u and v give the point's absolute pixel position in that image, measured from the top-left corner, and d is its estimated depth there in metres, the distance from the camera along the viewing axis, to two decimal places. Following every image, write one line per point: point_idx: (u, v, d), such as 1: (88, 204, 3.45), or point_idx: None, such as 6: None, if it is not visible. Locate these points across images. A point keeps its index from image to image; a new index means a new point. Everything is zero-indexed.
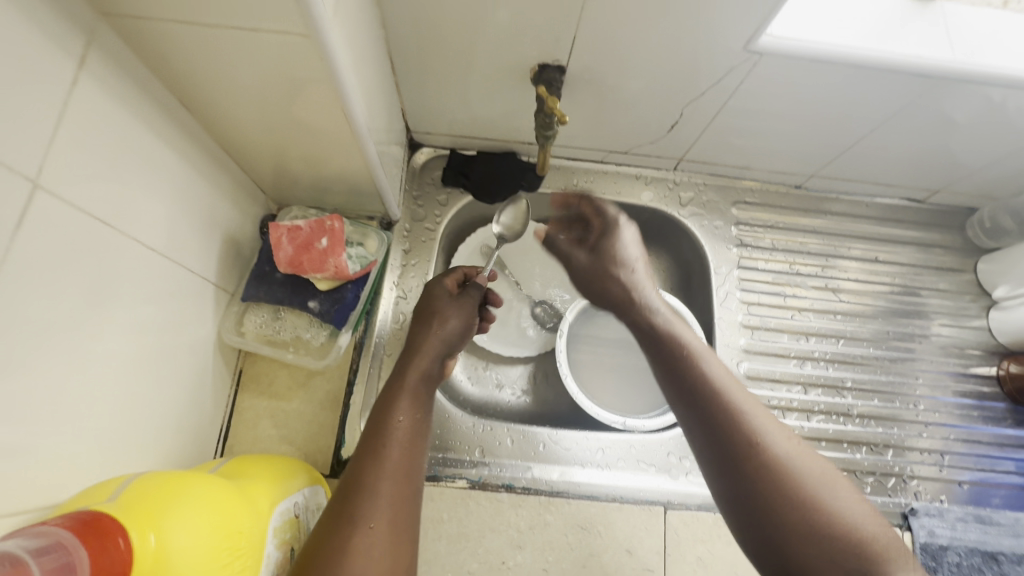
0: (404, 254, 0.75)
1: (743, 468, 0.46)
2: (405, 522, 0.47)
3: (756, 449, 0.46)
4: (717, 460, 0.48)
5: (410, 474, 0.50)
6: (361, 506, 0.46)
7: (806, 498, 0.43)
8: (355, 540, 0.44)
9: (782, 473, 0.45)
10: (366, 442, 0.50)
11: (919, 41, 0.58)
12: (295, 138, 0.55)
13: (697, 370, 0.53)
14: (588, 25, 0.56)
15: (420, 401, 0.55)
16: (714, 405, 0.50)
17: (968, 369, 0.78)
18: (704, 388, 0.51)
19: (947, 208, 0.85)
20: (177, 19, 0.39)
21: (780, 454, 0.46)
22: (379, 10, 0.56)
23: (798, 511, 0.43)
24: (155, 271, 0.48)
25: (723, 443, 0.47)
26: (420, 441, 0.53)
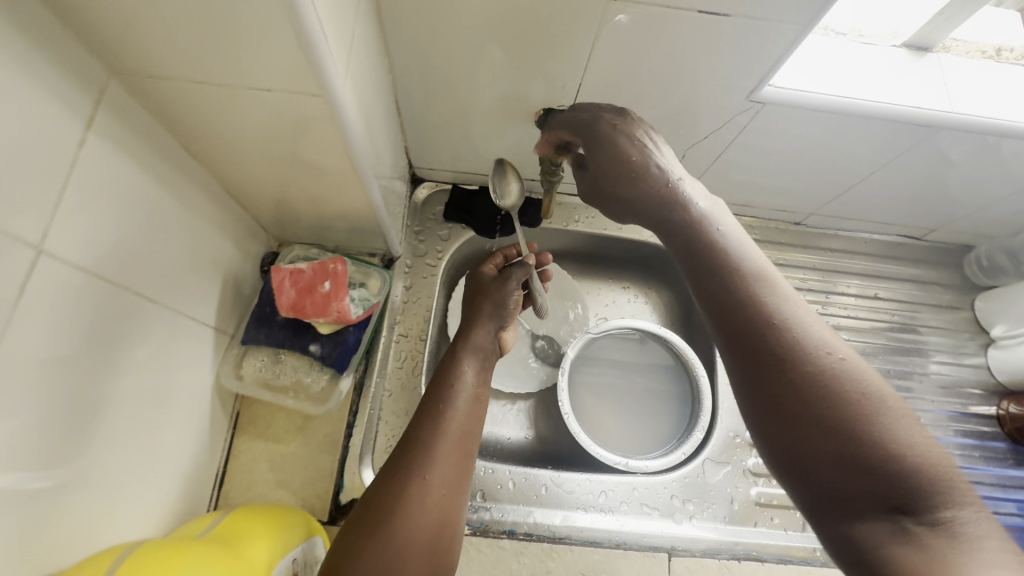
0: (405, 291, 0.75)
1: (778, 379, 0.38)
2: (458, 478, 0.55)
3: (803, 358, 0.38)
4: (748, 373, 0.40)
5: (466, 436, 0.57)
6: (420, 459, 0.53)
7: (857, 412, 0.36)
8: (412, 487, 0.51)
9: (826, 382, 0.37)
10: (429, 404, 0.58)
11: (918, 91, 0.59)
12: (302, 183, 0.55)
13: (733, 279, 0.43)
14: (593, 72, 0.57)
15: (478, 371, 0.63)
16: (749, 314, 0.41)
17: (969, 408, 0.79)
18: (739, 295, 0.42)
19: (944, 245, 0.86)
20: (188, 75, 0.39)
21: (829, 366, 0.38)
22: (387, 56, 0.57)
23: (842, 422, 0.35)
24: (156, 319, 0.47)
25: (758, 350, 0.40)
26: (478, 406, 0.61)
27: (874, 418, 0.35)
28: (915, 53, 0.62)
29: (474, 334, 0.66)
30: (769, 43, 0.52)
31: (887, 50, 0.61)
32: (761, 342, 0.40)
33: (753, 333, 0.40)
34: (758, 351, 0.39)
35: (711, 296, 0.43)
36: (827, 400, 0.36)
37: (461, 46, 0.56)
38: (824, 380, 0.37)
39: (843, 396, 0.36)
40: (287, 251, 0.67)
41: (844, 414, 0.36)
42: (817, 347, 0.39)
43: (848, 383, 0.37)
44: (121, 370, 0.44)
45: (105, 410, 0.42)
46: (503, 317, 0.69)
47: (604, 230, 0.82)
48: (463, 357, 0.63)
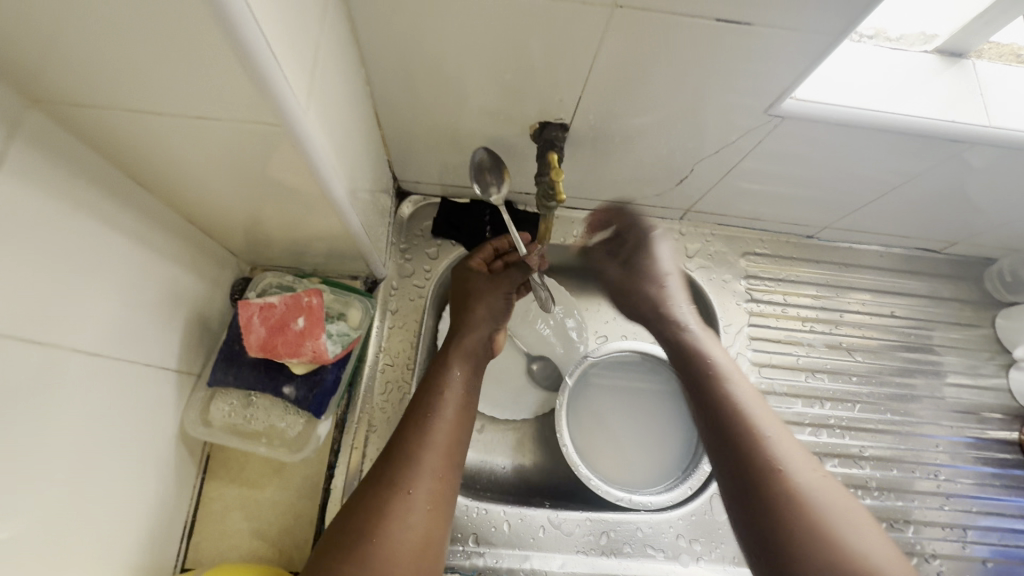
0: (391, 315, 0.69)
1: (757, 490, 0.49)
2: (443, 495, 0.47)
3: (778, 473, 0.49)
4: (732, 478, 0.51)
5: (455, 448, 0.50)
6: (404, 474, 0.46)
7: (819, 522, 0.45)
8: (394, 504, 0.44)
9: (796, 495, 0.47)
10: (414, 410, 0.51)
11: (952, 104, 0.54)
12: (270, 211, 0.50)
13: (727, 399, 0.56)
14: (593, 84, 0.52)
15: (469, 375, 0.56)
16: (738, 430, 0.53)
17: (988, 433, 0.76)
18: (731, 413, 0.54)
19: (964, 259, 0.82)
20: (123, 102, 0.34)
21: (801, 482, 0.48)
22: (364, 67, 0.51)
23: (806, 530, 0.45)
24: (101, 371, 0.42)
25: (740, 460, 0.51)
26: (468, 412, 0.53)
27: (835, 528, 0.45)
28: (948, 59, 0.57)
29: (465, 337, 0.59)
30: (793, 55, 0.47)
31: (916, 58, 0.56)
32: (745, 453, 0.51)
33: (740, 445, 0.52)
34: (743, 459, 0.51)
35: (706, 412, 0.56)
36: (796, 513, 0.46)
37: (445, 55, 0.50)
38: (794, 492, 0.48)
39: (809, 507, 0.47)
40: (259, 277, 0.62)
41: (808, 523, 0.45)
42: (789, 463, 0.50)
43: (816, 499, 0.47)
44: (62, 434, 0.39)
45: (47, 481, 0.37)
46: (495, 317, 0.62)
47: (605, 246, 0.76)
48: (453, 361, 0.56)
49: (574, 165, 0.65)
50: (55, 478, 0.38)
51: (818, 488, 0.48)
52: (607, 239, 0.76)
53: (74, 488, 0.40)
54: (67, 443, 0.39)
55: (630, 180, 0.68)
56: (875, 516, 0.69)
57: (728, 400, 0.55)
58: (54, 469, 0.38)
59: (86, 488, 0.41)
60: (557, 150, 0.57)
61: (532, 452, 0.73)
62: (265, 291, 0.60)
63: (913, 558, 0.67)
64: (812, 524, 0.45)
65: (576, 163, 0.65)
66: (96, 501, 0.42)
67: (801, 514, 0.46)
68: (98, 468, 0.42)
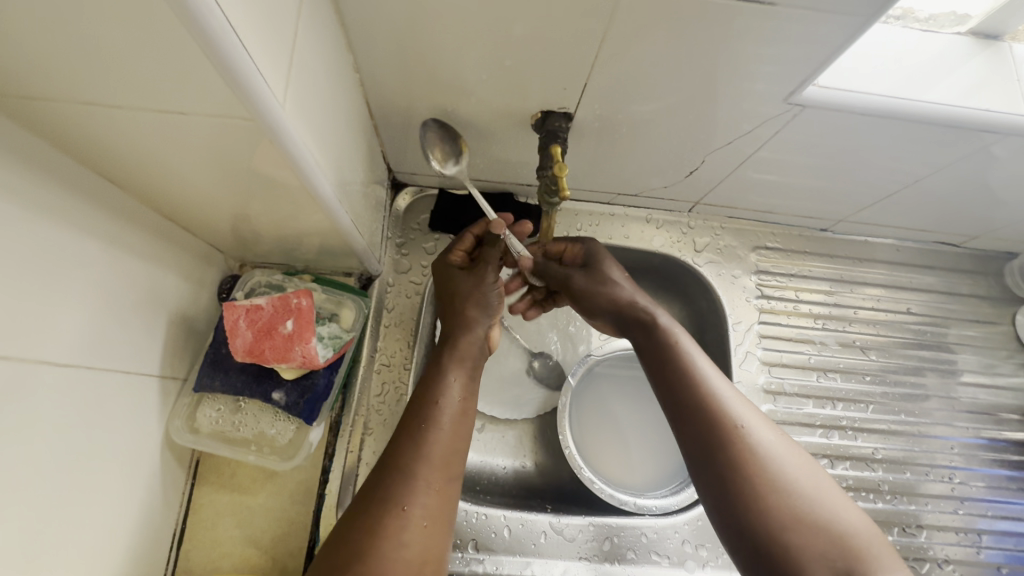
0: (387, 313, 0.67)
1: (717, 455, 0.45)
2: (442, 510, 0.44)
3: (737, 433, 0.45)
4: (691, 444, 0.46)
5: (451, 460, 0.47)
6: (399, 493, 0.43)
7: (781, 483, 0.43)
8: (388, 523, 0.42)
9: (757, 456, 0.44)
10: (408, 422, 0.48)
11: (985, 92, 0.51)
12: (253, 208, 0.47)
13: (679, 356, 0.51)
14: (599, 72, 0.48)
15: (465, 381, 0.53)
16: (694, 389, 0.48)
17: (1004, 435, 0.73)
18: (684, 372, 0.50)
19: (984, 253, 0.78)
20: (79, 96, 0.31)
21: (761, 441, 0.45)
22: (352, 52, 0.48)
23: (768, 492, 0.42)
24: (73, 383, 0.40)
25: (697, 422, 0.47)
26: (464, 422, 0.50)
27: (796, 485, 0.43)
28: (983, 40, 0.54)
29: (457, 340, 0.55)
30: (821, 38, 0.43)
31: (945, 42, 0.53)
32: (702, 415, 0.47)
33: (696, 405, 0.47)
34: (700, 422, 0.47)
35: (659, 370, 0.51)
36: (758, 476, 0.43)
37: (439, 39, 0.46)
38: (754, 454, 0.44)
39: (769, 467, 0.44)
40: (248, 275, 0.59)
41: (769, 485, 0.43)
42: (746, 421, 0.46)
43: (777, 458, 0.44)
44: (32, 452, 0.36)
45: (17, 502, 0.35)
46: (487, 313, 0.58)
47: (610, 239, 0.72)
48: (448, 366, 0.53)
49: (577, 156, 0.62)
50: (27, 498, 0.36)
51: (777, 445, 0.45)
52: (611, 233, 0.73)
53: (49, 507, 0.38)
54: (39, 460, 0.37)
55: (636, 172, 0.64)
56: (887, 520, 0.67)
57: (679, 357, 0.51)
58: (26, 488, 0.36)
59: (62, 505, 0.39)
60: (560, 141, 0.54)
61: (533, 452, 0.71)
62: (253, 290, 0.58)
63: (926, 563, 0.65)
64: (772, 484, 0.43)
65: (580, 154, 0.62)
66: (74, 518, 0.40)
67: (763, 476, 0.43)
68: (75, 483, 0.40)
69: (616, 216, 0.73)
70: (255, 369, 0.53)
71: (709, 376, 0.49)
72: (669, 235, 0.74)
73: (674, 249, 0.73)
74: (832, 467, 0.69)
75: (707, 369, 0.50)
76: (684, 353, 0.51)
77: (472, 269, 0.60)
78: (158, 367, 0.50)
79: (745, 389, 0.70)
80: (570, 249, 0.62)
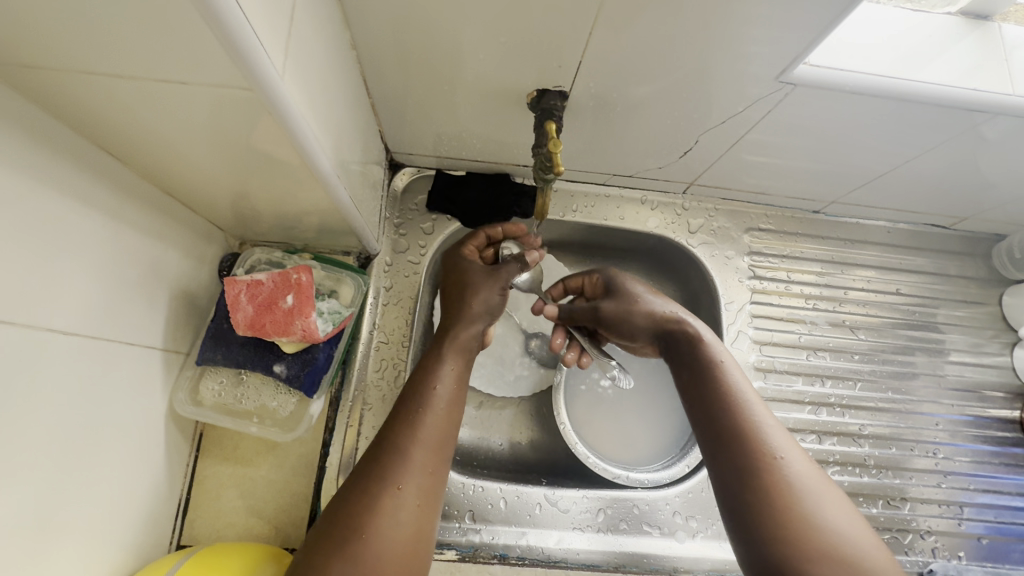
0: (385, 292, 0.68)
1: (748, 479, 0.44)
2: (432, 493, 0.46)
3: (771, 462, 0.44)
4: (722, 468, 0.46)
5: (442, 444, 0.48)
6: (393, 474, 0.44)
7: (812, 516, 0.41)
8: (383, 500, 0.43)
9: (790, 487, 0.43)
10: (403, 406, 0.49)
11: (972, 73, 0.51)
12: (252, 184, 0.48)
13: (720, 381, 0.50)
14: (593, 49, 0.49)
15: (458, 370, 0.54)
16: (732, 414, 0.48)
17: (988, 412, 0.75)
18: (723, 396, 0.49)
19: (973, 234, 0.79)
20: (80, 64, 0.31)
21: (793, 468, 0.44)
22: (348, 29, 0.48)
23: (797, 523, 0.41)
24: (76, 352, 0.41)
25: (730, 446, 0.46)
26: (457, 411, 0.51)
27: (827, 522, 0.41)
28: (972, 21, 0.54)
29: (454, 332, 0.56)
30: (812, 14, 0.44)
31: (934, 22, 0.53)
32: (737, 440, 0.46)
33: (732, 428, 0.47)
34: (732, 446, 0.46)
35: (697, 394, 0.51)
36: (786, 505, 0.42)
37: (435, 16, 0.46)
38: (788, 484, 0.43)
39: (801, 498, 0.42)
40: (248, 253, 0.60)
41: (799, 516, 0.41)
42: (781, 448, 0.45)
43: (812, 491, 0.43)
44: (40, 417, 0.38)
45: (23, 466, 0.36)
46: (490, 313, 0.58)
47: (604, 220, 0.73)
48: (445, 355, 0.54)
49: (573, 136, 0.62)
50: (33, 462, 0.37)
51: (814, 481, 0.44)
52: (607, 214, 0.74)
53: (56, 471, 0.39)
54: (44, 426, 0.38)
55: (631, 152, 0.65)
56: (872, 493, 0.69)
57: (719, 382, 0.50)
58: (31, 453, 0.37)
59: (70, 471, 0.40)
60: (555, 119, 0.54)
61: (529, 429, 0.73)
62: (253, 267, 0.59)
63: (909, 534, 0.67)
64: (801, 515, 0.41)
65: (576, 134, 0.62)
66: (81, 482, 0.41)
67: (794, 506, 0.42)
68: (82, 449, 0.41)
69: (611, 197, 0.74)
70: (256, 344, 0.54)
71: (749, 403, 0.49)
72: (663, 216, 0.75)
73: (668, 230, 0.74)
74: (820, 442, 0.70)
75: (750, 397, 0.49)
76: (725, 378, 0.51)
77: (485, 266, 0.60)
78: (160, 340, 0.51)
79: (736, 367, 0.72)
80: (588, 281, 0.65)
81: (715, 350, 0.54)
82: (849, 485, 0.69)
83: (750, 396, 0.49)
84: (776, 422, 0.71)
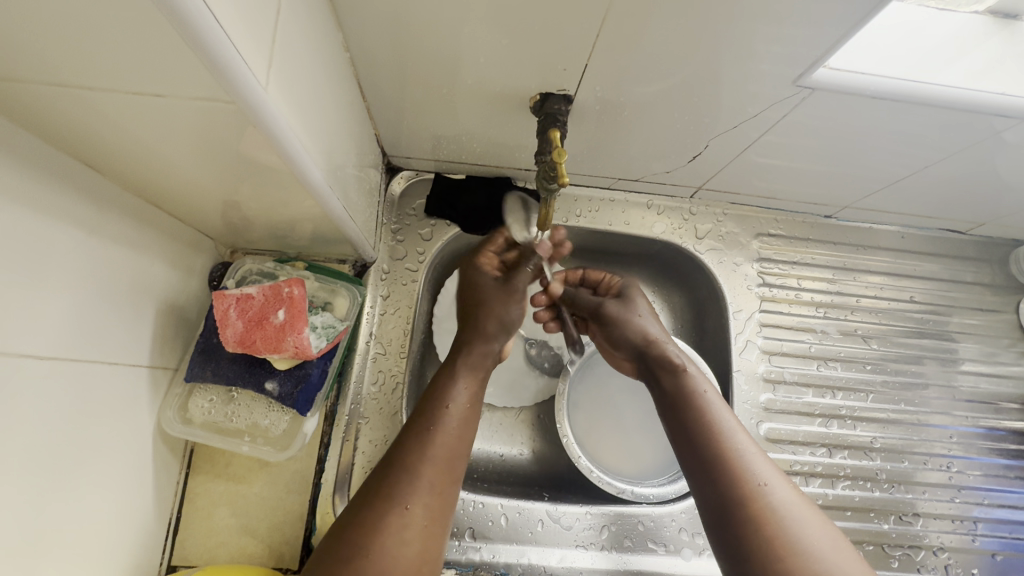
0: (383, 301, 0.66)
1: (733, 512, 0.43)
2: (441, 512, 0.44)
3: (754, 493, 0.43)
4: (706, 502, 0.45)
5: (454, 461, 0.47)
6: (400, 488, 0.43)
7: (800, 544, 0.40)
8: (389, 520, 0.42)
9: (774, 516, 0.42)
10: (414, 422, 0.49)
11: (1001, 76, 0.49)
12: (243, 195, 0.46)
13: (696, 409, 0.50)
14: (601, 51, 0.46)
15: (473, 388, 0.53)
16: (709, 442, 0.47)
17: (1002, 423, 0.73)
18: (699, 423, 0.48)
19: (989, 240, 0.77)
20: (47, 73, 0.29)
21: (776, 496, 0.43)
22: (341, 30, 0.45)
23: (786, 554, 0.40)
24: (59, 374, 0.39)
25: (713, 479, 0.45)
26: (469, 429, 0.50)
27: (815, 551, 0.40)
28: (1000, 20, 0.50)
29: (468, 347, 0.56)
30: (837, 14, 0.41)
31: (963, 19, 0.50)
32: (718, 472, 0.45)
33: (712, 457, 0.46)
34: (713, 477, 0.45)
35: (675, 424, 0.50)
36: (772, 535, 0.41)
37: (433, 17, 0.44)
38: (771, 512, 0.42)
39: (786, 526, 0.41)
40: (239, 262, 0.58)
41: (788, 546, 0.40)
42: (763, 476, 0.44)
43: (796, 519, 0.42)
44: (19, 446, 0.35)
45: (6, 500, 0.34)
46: (505, 330, 0.59)
47: (609, 225, 0.71)
48: (458, 372, 0.53)
49: (577, 139, 0.60)
50: (17, 495, 0.35)
51: (796, 506, 0.43)
52: (611, 219, 0.71)
53: (41, 503, 0.37)
54: (26, 455, 0.36)
55: (636, 157, 0.63)
56: (883, 509, 0.67)
57: (698, 408, 0.50)
58: (15, 483, 0.35)
59: (54, 500, 0.38)
60: (559, 124, 0.52)
61: (530, 440, 0.71)
62: (245, 278, 0.57)
63: (921, 551, 0.66)
64: (791, 546, 0.40)
65: (580, 138, 0.60)
66: (68, 511, 0.40)
67: (779, 535, 0.41)
68: (66, 477, 0.39)
69: (616, 201, 0.72)
70: (248, 359, 0.52)
71: (726, 429, 0.48)
72: (670, 221, 0.72)
73: (674, 236, 0.72)
74: (830, 456, 0.69)
75: (726, 421, 0.48)
76: (702, 405, 0.50)
77: (498, 280, 0.61)
78: (147, 357, 0.49)
79: (744, 377, 0.70)
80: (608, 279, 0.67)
81: (693, 378, 0.53)
82: (859, 500, 0.67)
83: (726, 421, 0.49)
84: (786, 435, 0.69)
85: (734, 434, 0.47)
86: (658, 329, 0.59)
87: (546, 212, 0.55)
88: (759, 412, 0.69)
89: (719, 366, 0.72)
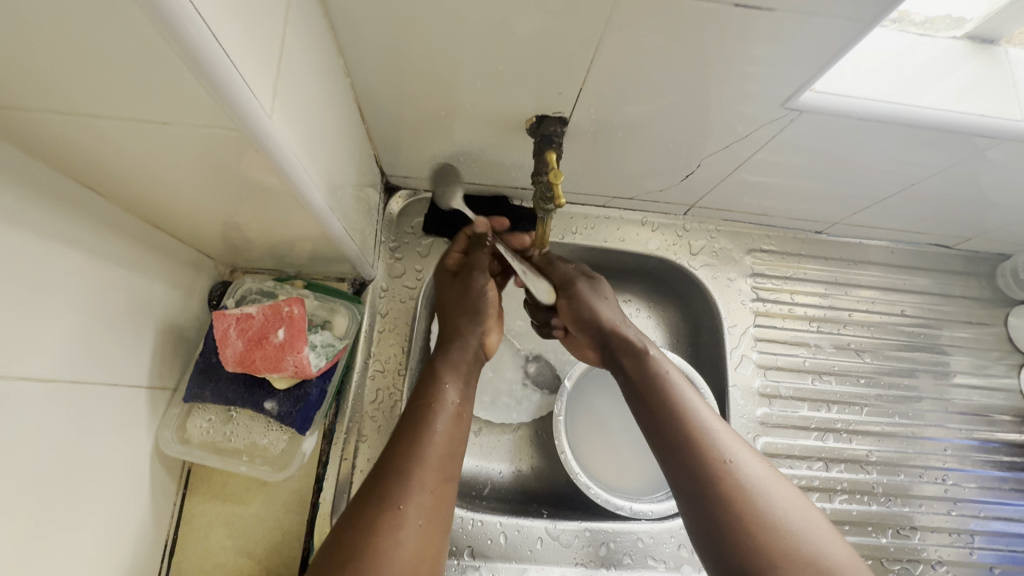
0: (381, 319, 0.66)
1: (705, 491, 0.44)
2: (439, 511, 0.45)
3: (725, 471, 0.45)
4: (680, 483, 0.46)
5: (447, 460, 0.47)
6: (394, 490, 0.44)
7: (771, 516, 0.42)
8: (385, 522, 0.42)
9: (745, 491, 0.43)
10: (404, 424, 0.49)
11: (980, 98, 0.50)
12: (243, 215, 0.46)
13: (667, 395, 0.51)
14: (595, 76, 0.48)
15: (462, 386, 0.54)
16: (681, 425, 0.48)
17: (996, 436, 0.74)
18: (678, 419, 0.48)
19: (976, 254, 0.78)
20: (55, 102, 0.30)
21: (747, 472, 0.45)
22: (342, 55, 0.47)
23: (757, 526, 0.41)
24: (59, 397, 0.39)
25: (686, 461, 0.46)
26: (460, 425, 0.51)
27: (785, 521, 0.42)
28: (978, 45, 0.53)
29: (450, 349, 0.56)
30: (819, 41, 0.43)
31: (941, 44, 0.52)
32: (690, 453, 0.46)
33: (686, 443, 0.47)
34: (686, 458, 0.46)
35: (647, 411, 0.51)
36: (772, 542, 0.41)
37: (432, 42, 0.45)
38: (742, 488, 0.44)
39: (758, 501, 0.43)
40: (239, 282, 0.59)
41: (759, 519, 0.42)
42: (732, 454, 0.46)
43: (766, 491, 0.44)
44: (19, 469, 0.36)
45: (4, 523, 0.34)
46: (475, 317, 0.60)
47: (604, 242, 0.72)
48: (444, 372, 0.54)
49: (573, 159, 0.61)
50: (14, 519, 0.35)
51: (765, 479, 0.45)
52: (606, 236, 0.72)
53: (38, 527, 0.37)
54: (25, 478, 0.36)
55: (630, 175, 0.64)
56: (881, 523, 0.67)
57: (668, 394, 0.51)
58: (14, 506, 0.35)
59: (52, 523, 0.38)
60: (554, 145, 0.53)
61: (529, 457, 0.71)
62: (245, 297, 0.57)
63: (919, 565, 0.66)
64: (762, 519, 0.42)
65: (576, 158, 0.61)
66: (64, 535, 0.39)
67: (750, 509, 0.42)
68: (64, 500, 0.39)
69: (611, 219, 0.73)
70: (247, 379, 0.52)
71: (696, 413, 0.49)
72: (664, 237, 0.73)
73: (669, 252, 0.73)
74: (827, 470, 0.69)
75: (696, 404, 0.50)
76: (672, 390, 0.51)
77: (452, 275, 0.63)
78: (146, 377, 0.49)
79: (740, 392, 0.71)
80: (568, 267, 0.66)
81: (662, 365, 0.54)
82: (857, 514, 0.67)
83: (695, 404, 0.50)
84: (783, 450, 0.69)
85: (702, 416, 0.49)
86: (623, 319, 0.61)
87: (546, 233, 0.55)
88: (756, 427, 0.69)
89: (716, 381, 0.73)
